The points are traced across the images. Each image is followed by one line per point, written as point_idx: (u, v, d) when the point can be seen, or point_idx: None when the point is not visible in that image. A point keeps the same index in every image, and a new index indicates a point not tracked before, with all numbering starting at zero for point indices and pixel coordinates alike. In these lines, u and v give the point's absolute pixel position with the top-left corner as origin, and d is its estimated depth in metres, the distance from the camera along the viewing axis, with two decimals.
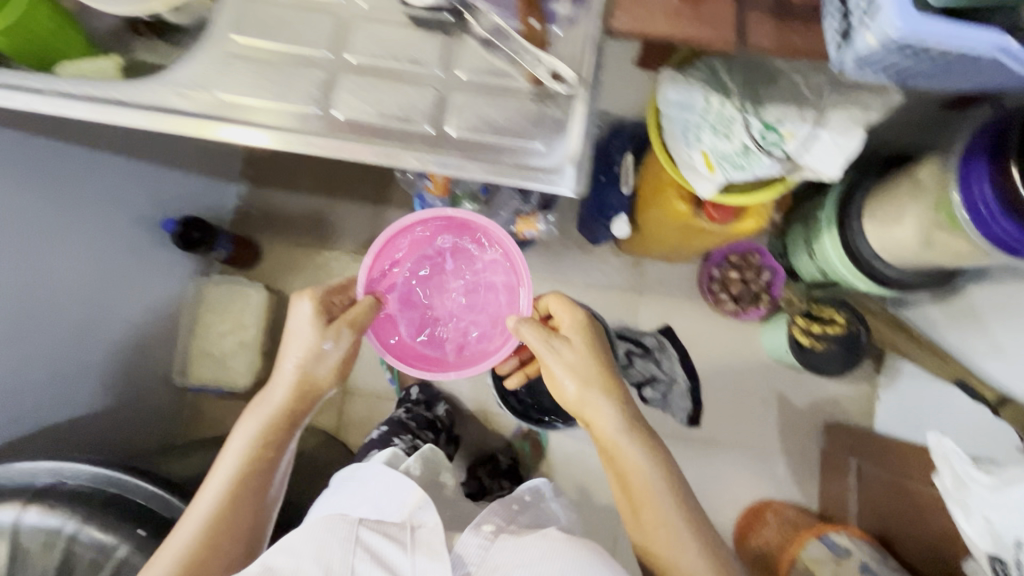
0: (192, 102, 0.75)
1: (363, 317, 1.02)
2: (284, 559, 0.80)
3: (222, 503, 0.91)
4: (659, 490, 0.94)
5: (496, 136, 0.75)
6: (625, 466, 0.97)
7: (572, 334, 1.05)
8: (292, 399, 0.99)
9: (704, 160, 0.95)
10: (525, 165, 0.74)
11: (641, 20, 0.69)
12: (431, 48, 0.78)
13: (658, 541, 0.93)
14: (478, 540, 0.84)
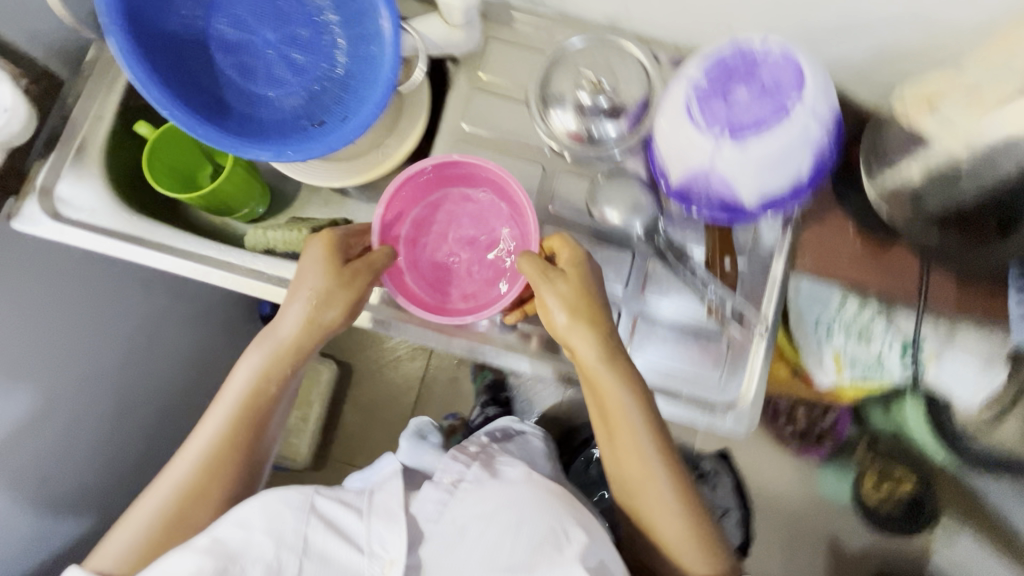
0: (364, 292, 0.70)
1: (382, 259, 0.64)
2: (234, 527, 0.57)
3: (209, 454, 0.61)
4: (643, 458, 0.61)
5: (676, 365, 0.69)
6: (615, 422, 0.61)
7: (566, 266, 0.63)
8: (302, 342, 0.64)
9: (836, 362, 0.77)
10: (698, 402, 0.67)
11: (830, 262, 0.72)
12: (619, 266, 0.71)
13: (640, 478, 0.62)
14: (437, 493, 0.65)
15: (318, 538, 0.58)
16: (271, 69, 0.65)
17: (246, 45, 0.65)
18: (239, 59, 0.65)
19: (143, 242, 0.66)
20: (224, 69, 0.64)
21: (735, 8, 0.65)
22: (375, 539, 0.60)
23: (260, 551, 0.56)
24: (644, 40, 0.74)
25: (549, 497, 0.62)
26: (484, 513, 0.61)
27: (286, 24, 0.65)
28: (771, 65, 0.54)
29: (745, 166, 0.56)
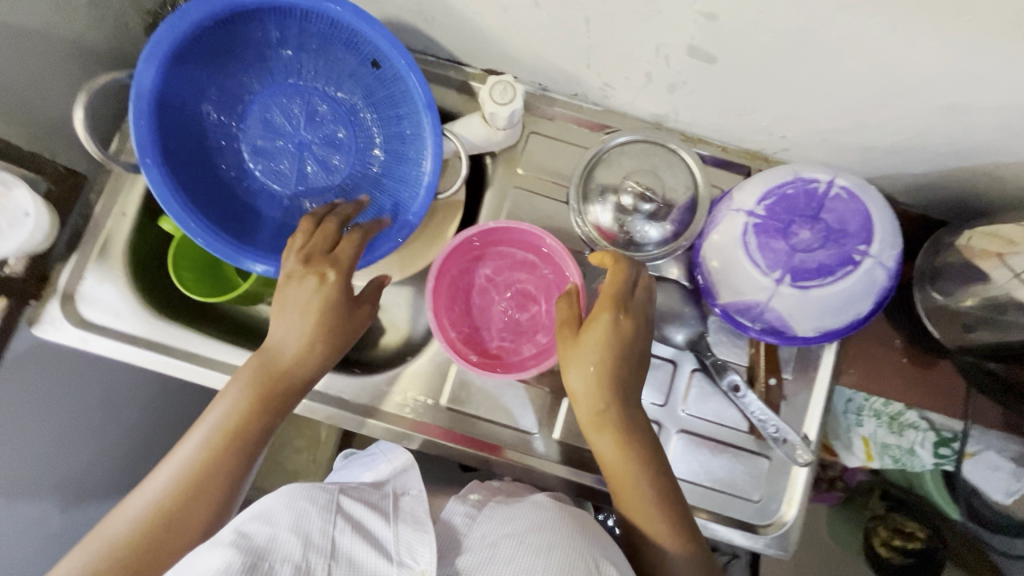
0: (388, 402, 0.66)
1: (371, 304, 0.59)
2: (260, 524, 0.46)
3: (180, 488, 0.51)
4: (654, 529, 0.53)
5: (717, 488, 0.66)
6: (622, 489, 0.54)
7: (590, 319, 0.56)
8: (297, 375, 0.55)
9: None
10: (738, 524, 0.66)
11: (873, 379, 0.69)
12: (658, 380, 0.68)
13: (650, 554, 0.54)
14: (463, 509, 0.53)
15: (346, 544, 0.46)
16: (302, 169, 0.63)
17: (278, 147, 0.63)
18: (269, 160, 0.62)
19: (173, 352, 0.64)
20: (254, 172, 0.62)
21: (793, 122, 0.62)
22: (404, 546, 0.47)
23: (287, 551, 0.44)
24: (690, 138, 0.71)
25: (575, 528, 0.49)
26: (514, 535, 0.48)
27: (320, 124, 0.63)
28: (835, 209, 0.52)
29: (804, 307, 0.54)
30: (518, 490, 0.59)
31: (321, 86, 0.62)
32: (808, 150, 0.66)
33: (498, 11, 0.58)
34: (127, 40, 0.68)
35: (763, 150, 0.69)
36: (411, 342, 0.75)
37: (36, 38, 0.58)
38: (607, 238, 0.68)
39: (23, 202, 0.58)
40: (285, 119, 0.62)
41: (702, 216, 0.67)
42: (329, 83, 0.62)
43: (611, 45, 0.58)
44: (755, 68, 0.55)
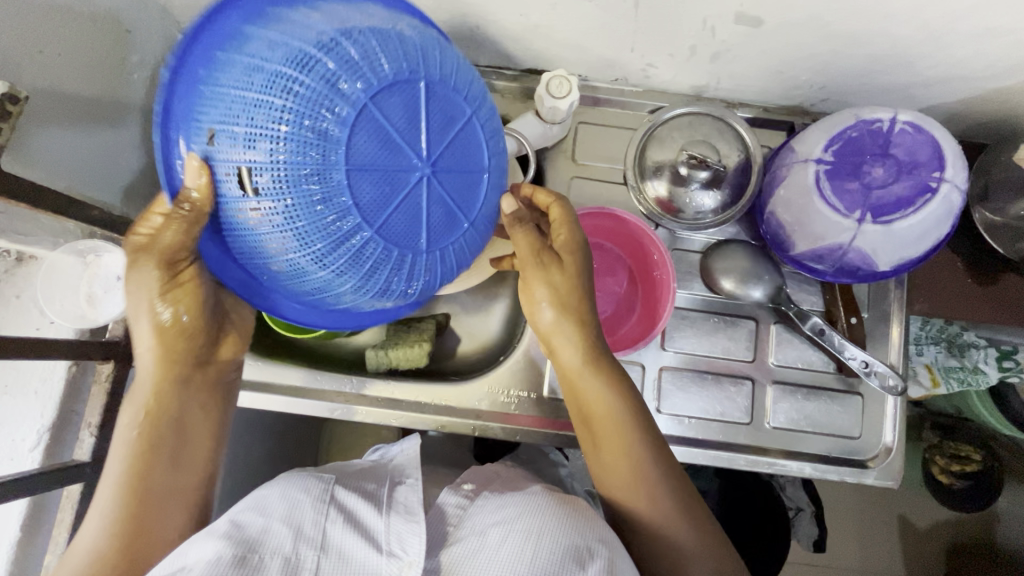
0: (488, 403, 0.68)
1: (173, 241, 0.48)
2: (254, 514, 0.51)
3: (125, 491, 0.52)
4: (630, 456, 0.56)
5: (815, 429, 0.69)
6: (599, 424, 0.58)
7: (565, 255, 0.59)
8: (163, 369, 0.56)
9: (927, 374, 0.87)
10: (846, 462, 0.69)
11: (944, 303, 0.71)
12: (741, 337, 0.70)
13: (614, 484, 0.57)
14: (455, 499, 0.57)
15: (336, 535, 0.50)
16: (382, 189, 0.41)
17: (279, 105, 0.39)
18: (255, 117, 0.39)
19: (276, 390, 0.67)
20: (241, 148, 0.40)
21: (832, 72, 0.65)
22: (394, 538, 0.51)
23: (278, 543, 0.48)
24: (729, 104, 0.74)
25: (558, 509, 0.52)
26: (504, 521, 0.50)
27: (365, 83, 0.39)
28: (903, 142, 0.55)
29: (888, 241, 0.57)
30: (513, 477, 0.65)
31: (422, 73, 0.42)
32: (846, 96, 0.69)
33: (541, 11, 0.60)
34: None
35: (800, 105, 0.72)
36: (491, 346, 0.76)
37: (102, 107, 0.61)
38: (667, 210, 0.70)
39: (118, 267, 0.60)
40: (334, 71, 0.39)
41: (757, 176, 0.69)
42: (397, 45, 0.41)
43: (655, 25, 0.60)
44: (794, 28, 0.58)
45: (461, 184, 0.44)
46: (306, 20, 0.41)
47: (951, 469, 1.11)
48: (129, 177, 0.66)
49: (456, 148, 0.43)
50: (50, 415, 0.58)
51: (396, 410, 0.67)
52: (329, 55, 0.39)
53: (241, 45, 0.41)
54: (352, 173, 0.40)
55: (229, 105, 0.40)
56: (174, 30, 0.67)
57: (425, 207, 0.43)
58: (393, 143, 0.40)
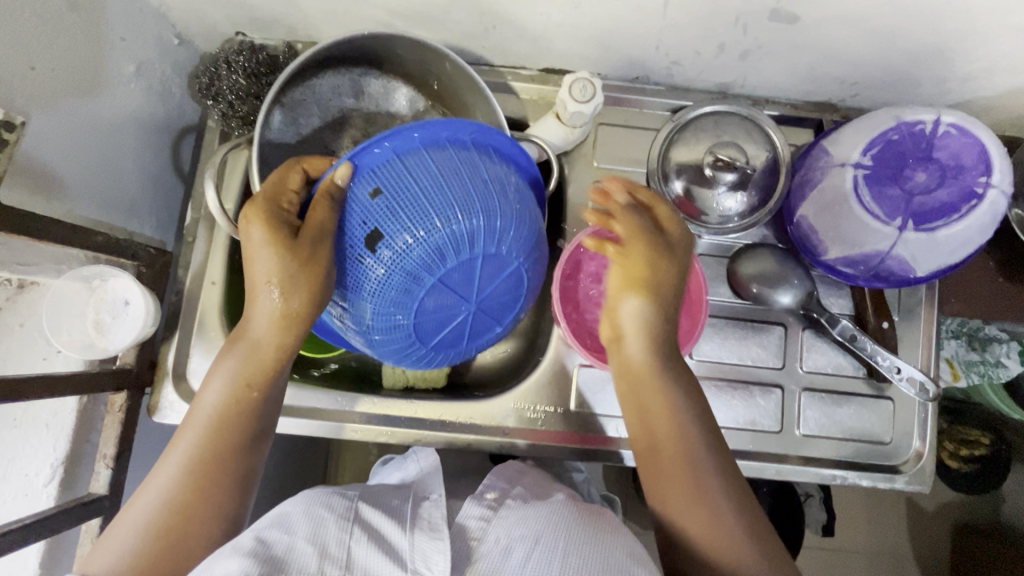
0: (511, 419, 0.66)
1: (331, 222, 0.48)
2: (279, 531, 0.48)
3: (204, 449, 0.50)
4: (681, 456, 0.53)
5: (845, 435, 0.68)
6: (654, 402, 0.55)
7: (627, 236, 0.56)
8: (281, 340, 0.50)
9: (950, 368, 0.85)
10: (878, 468, 0.68)
11: (975, 303, 0.70)
12: (770, 343, 0.69)
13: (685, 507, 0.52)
14: (478, 510, 0.53)
15: (361, 554, 0.46)
16: (438, 301, 0.50)
17: (440, 220, 0.47)
18: (413, 213, 0.47)
19: (296, 413, 0.66)
20: (386, 220, 0.47)
21: (866, 69, 0.62)
22: (420, 555, 0.47)
23: (303, 561, 0.45)
24: (756, 101, 0.71)
25: (583, 523, 0.50)
26: (529, 535, 0.48)
27: (498, 242, 0.50)
28: (948, 146, 0.53)
29: (930, 247, 0.55)
30: (538, 481, 0.61)
31: (511, 230, 0.50)
32: (878, 91, 0.66)
33: (562, 11, 0.57)
34: (174, 105, 0.67)
35: (829, 101, 0.70)
36: (511, 358, 0.74)
37: (99, 121, 0.57)
38: (691, 213, 0.68)
39: (125, 291, 0.58)
40: (463, 218, 0.48)
41: (785, 177, 0.67)
42: (530, 222, 0.53)
43: (682, 23, 0.57)
44: (831, 23, 0.55)
45: (478, 331, 0.55)
46: (494, 171, 0.51)
47: (959, 453, 1.08)
48: (131, 192, 0.63)
49: (502, 303, 0.54)
50: (62, 447, 0.56)
51: (419, 428, 0.66)
52: (493, 217, 0.49)
53: (439, 148, 0.49)
54: (432, 288, 0.49)
55: (404, 187, 0.47)
56: (169, 34, 0.63)
57: (452, 326, 0.52)
58: (469, 285, 0.50)
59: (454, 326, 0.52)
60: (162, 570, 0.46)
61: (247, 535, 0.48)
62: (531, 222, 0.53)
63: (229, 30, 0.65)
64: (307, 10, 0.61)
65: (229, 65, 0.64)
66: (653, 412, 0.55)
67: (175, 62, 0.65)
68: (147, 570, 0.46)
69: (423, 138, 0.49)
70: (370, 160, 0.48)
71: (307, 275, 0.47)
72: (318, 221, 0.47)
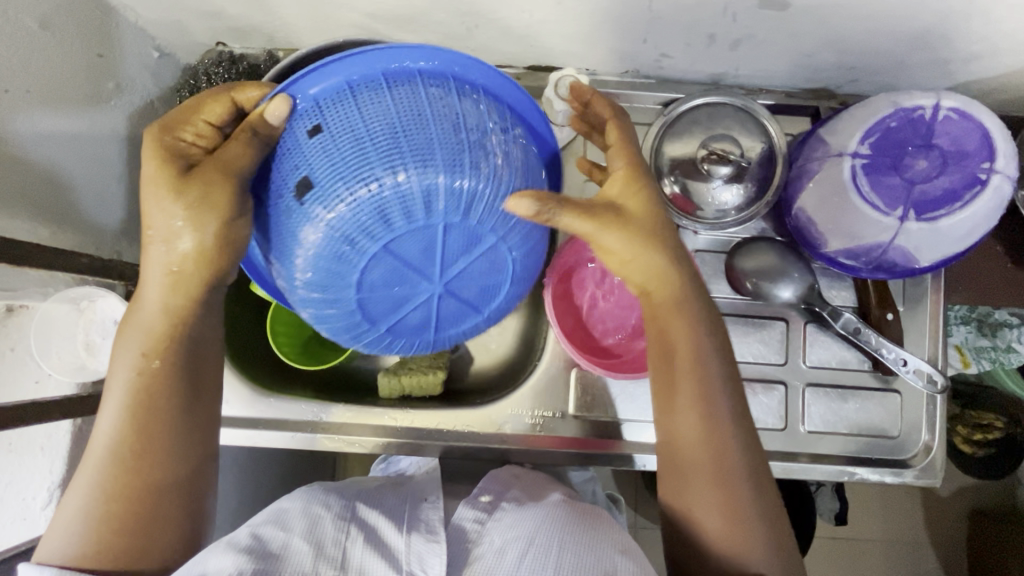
0: (510, 425, 0.66)
1: (242, 161, 0.44)
2: (275, 528, 0.47)
3: (128, 436, 0.47)
4: (701, 419, 0.49)
5: (851, 429, 0.67)
6: (679, 362, 0.50)
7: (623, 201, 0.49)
8: (172, 300, 0.47)
9: (958, 355, 0.83)
10: (884, 463, 0.67)
11: (984, 291, 0.68)
12: (773, 339, 0.67)
13: (702, 493, 0.48)
14: (472, 513, 0.52)
15: (357, 555, 0.46)
16: (387, 271, 0.44)
17: (380, 169, 0.41)
18: (351, 156, 0.42)
19: (292, 426, 0.66)
20: (319, 171, 0.43)
21: (865, 53, 0.60)
22: (415, 556, 0.47)
23: (298, 560, 0.44)
24: (750, 90, 0.69)
25: (582, 525, 0.48)
26: (524, 536, 0.46)
27: (457, 192, 0.41)
28: (950, 131, 0.51)
29: (933, 237, 0.53)
30: (534, 483, 0.59)
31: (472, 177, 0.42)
32: (876, 76, 0.64)
33: (545, 7, 0.56)
34: (158, 120, 0.66)
35: (826, 87, 0.67)
36: (508, 362, 0.73)
37: (79, 141, 0.57)
38: (685, 208, 0.65)
39: (115, 313, 0.58)
40: (403, 168, 0.41)
41: (782, 169, 0.65)
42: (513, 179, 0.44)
43: (668, 15, 0.56)
44: (823, 9, 0.53)
45: (450, 320, 0.48)
46: (474, 115, 0.44)
47: (972, 438, 1.06)
48: (116, 210, 0.62)
49: (477, 285, 0.46)
50: (58, 470, 0.55)
51: (416, 438, 0.66)
52: (454, 169, 0.41)
53: (408, 84, 0.43)
54: (381, 253, 0.43)
55: (346, 130, 0.42)
56: (149, 48, 0.62)
57: (410, 307, 0.46)
58: (427, 253, 0.43)
59: (412, 308, 0.46)
60: (119, 546, 0.45)
61: (243, 531, 0.47)
62: (513, 181, 0.44)
63: (208, 41, 0.64)
64: (286, 18, 0.60)
65: (209, 77, 0.66)
66: (674, 377, 0.50)
67: (157, 76, 0.65)
68: (101, 555, 0.45)
69: (389, 74, 0.44)
70: (323, 94, 0.44)
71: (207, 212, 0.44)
72: (229, 154, 0.44)
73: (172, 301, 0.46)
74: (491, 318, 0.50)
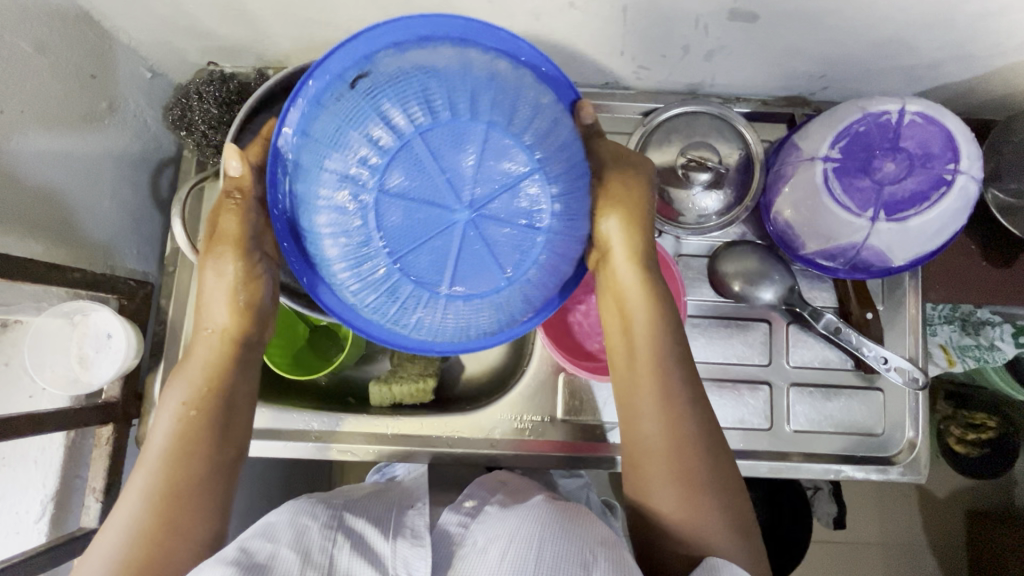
0: (499, 430, 0.67)
1: (232, 226, 0.53)
2: (262, 540, 0.47)
3: (167, 474, 0.49)
4: (664, 404, 0.52)
5: (836, 428, 0.68)
6: (642, 347, 0.53)
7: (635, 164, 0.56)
8: (219, 360, 0.54)
9: (945, 354, 0.83)
10: (869, 461, 0.68)
11: (961, 289, 0.69)
12: (756, 340, 0.68)
13: (661, 485, 0.51)
14: (457, 517, 0.53)
15: (345, 561, 0.46)
16: (417, 189, 0.43)
17: (428, 88, 0.43)
18: (404, 72, 0.44)
19: (283, 436, 0.66)
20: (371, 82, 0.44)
21: (833, 61, 0.62)
22: (401, 561, 0.48)
23: (286, 568, 0.45)
24: (726, 99, 0.71)
25: (565, 521, 0.49)
26: (506, 534, 0.47)
27: (494, 125, 0.43)
28: (914, 134, 0.53)
29: (903, 237, 0.55)
30: (523, 488, 0.60)
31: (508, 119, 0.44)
32: (847, 83, 0.66)
33: (523, 22, 0.58)
34: (150, 137, 0.68)
35: (800, 94, 0.70)
36: (498, 368, 0.74)
37: (74, 159, 0.58)
38: (667, 215, 0.67)
39: (107, 325, 0.58)
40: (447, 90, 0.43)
41: (760, 174, 0.66)
42: (557, 146, 0.46)
43: (640, 29, 0.58)
44: (790, 20, 0.55)
45: (468, 271, 0.45)
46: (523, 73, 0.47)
47: (966, 438, 1.06)
48: (110, 226, 0.64)
49: (500, 236, 0.45)
50: (51, 484, 0.56)
51: (407, 445, 0.66)
52: (499, 115, 0.43)
53: (474, 45, 0.47)
54: (408, 173, 0.43)
55: (405, 55, 0.45)
56: (141, 68, 0.64)
57: (428, 242, 0.44)
58: (459, 179, 0.43)
59: (431, 243, 0.44)
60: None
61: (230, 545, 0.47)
62: (553, 147, 0.46)
63: (200, 60, 0.66)
64: (274, 36, 0.62)
65: (200, 96, 0.65)
66: (637, 363, 0.53)
67: (150, 95, 0.67)
68: None
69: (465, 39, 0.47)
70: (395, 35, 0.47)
71: (227, 276, 0.53)
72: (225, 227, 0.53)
73: (213, 361, 0.53)
74: (510, 296, 0.47)
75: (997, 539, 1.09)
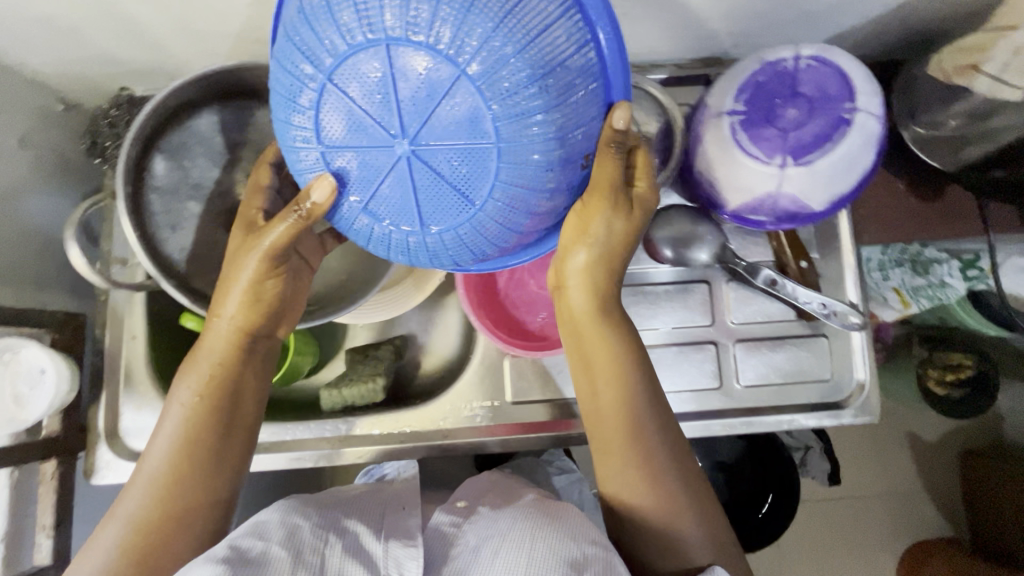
0: (454, 418, 0.67)
1: (277, 232, 0.51)
2: (253, 538, 0.47)
3: (170, 479, 0.50)
4: (626, 399, 0.54)
5: (786, 379, 0.68)
6: (594, 342, 0.55)
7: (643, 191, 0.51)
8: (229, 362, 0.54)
9: None
10: (822, 407, 0.68)
11: (889, 230, 0.73)
12: (696, 302, 0.69)
13: (623, 468, 0.53)
14: (449, 517, 0.53)
15: (337, 560, 0.46)
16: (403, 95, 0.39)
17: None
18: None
19: None
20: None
21: (736, 18, 0.63)
22: (393, 562, 0.47)
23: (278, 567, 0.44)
24: (641, 68, 0.72)
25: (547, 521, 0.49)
26: (497, 536, 0.47)
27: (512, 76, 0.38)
28: (811, 78, 0.54)
29: (816, 180, 0.55)
30: (499, 486, 0.60)
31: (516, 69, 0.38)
32: (755, 38, 0.67)
33: None
34: (71, 169, 0.67)
35: (713, 55, 0.70)
36: (451, 359, 0.74)
37: None
38: None
39: (40, 361, 0.58)
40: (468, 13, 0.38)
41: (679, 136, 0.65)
42: (561, 126, 0.41)
43: None
44: None
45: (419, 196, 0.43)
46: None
47: (945, 380, 1.04)
48: (37, 261, 0.63)
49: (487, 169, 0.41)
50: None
51: (365, 444, 0.66)
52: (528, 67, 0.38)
53: None
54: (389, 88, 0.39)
55: None
56: (52, 101, 0.64)
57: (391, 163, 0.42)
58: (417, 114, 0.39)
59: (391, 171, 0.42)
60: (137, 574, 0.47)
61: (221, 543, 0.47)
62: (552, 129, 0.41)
63: (111, 87, 0.66)
64: (180, 55, 0.62)
65: (109, 123, 0.66)
66: (592, 355, 0.55)
67: (65, 128, 0.66)
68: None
69: None
70: None
71: (247, 274, 0.53)
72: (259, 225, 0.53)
73: (223, 353, 0.54)
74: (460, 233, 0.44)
75: (991, 477, 1.09)
